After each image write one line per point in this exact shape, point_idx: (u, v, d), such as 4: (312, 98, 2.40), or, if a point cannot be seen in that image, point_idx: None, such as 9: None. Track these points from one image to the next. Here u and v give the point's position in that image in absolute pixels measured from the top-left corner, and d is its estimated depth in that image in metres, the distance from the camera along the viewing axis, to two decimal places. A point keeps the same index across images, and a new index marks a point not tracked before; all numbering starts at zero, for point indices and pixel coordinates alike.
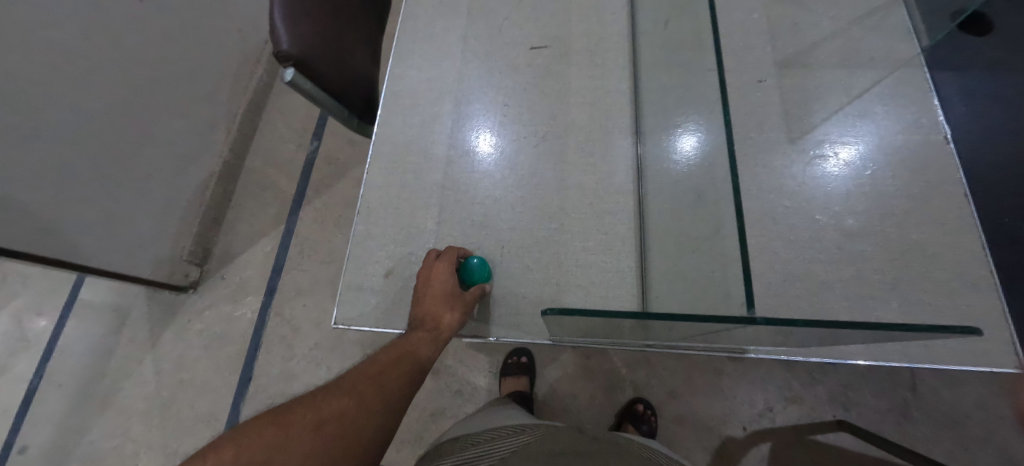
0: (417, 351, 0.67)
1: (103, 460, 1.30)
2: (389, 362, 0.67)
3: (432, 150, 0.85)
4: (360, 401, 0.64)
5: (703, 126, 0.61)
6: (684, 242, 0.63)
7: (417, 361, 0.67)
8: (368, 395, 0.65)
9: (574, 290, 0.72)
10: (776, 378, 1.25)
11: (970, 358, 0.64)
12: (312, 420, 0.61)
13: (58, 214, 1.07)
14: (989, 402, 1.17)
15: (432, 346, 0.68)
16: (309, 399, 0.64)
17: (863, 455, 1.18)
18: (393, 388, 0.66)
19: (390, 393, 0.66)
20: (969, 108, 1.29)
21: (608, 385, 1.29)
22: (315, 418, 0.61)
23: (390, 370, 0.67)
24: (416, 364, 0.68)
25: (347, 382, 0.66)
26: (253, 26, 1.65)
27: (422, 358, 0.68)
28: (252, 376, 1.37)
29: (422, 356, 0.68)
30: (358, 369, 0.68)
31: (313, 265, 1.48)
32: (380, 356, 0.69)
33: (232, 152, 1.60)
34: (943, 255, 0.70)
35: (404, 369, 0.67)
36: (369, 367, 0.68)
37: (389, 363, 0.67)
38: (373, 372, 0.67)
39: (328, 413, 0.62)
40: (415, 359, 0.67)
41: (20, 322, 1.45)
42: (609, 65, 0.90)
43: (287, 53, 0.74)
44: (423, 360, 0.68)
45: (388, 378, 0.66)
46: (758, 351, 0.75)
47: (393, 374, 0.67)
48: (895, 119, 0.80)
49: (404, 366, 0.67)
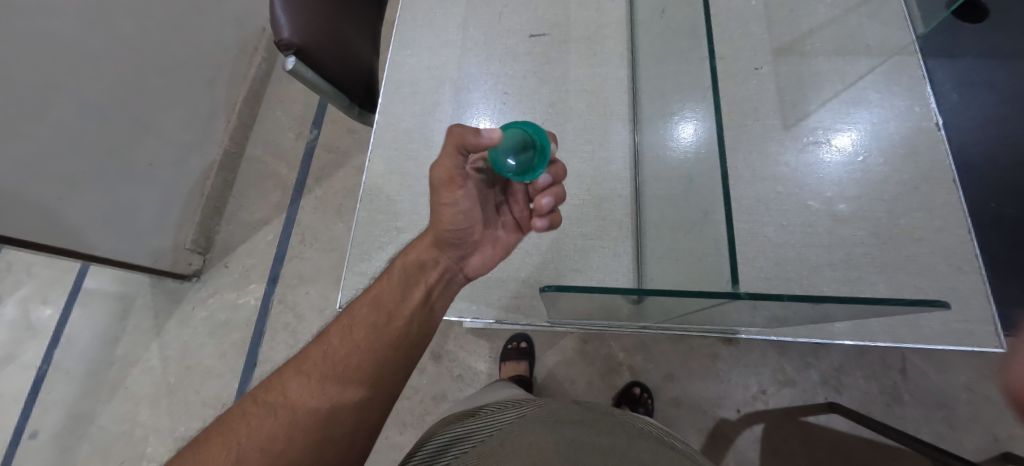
0: (381, 302, 0.65)
1: (113, 443, 1.33)
2: (336, 343, 0.62)
3: (431, 137, 0.86)
4: (295, 415, 0.56)
5: (700, 112, 0.62)
6: (677, 226, 0.65)
7: (384, 314, 0.64)
8: (306, 399, 0.57)
9: (572, 274, 0.75)
10: (769, 361, 1.28)
11: (953, 337, 0.67)
12: (235, 451, 0.53)
13: (61, 204, 1.08)
14: (977, 383, 1.20)
15: (414, 269, 0.66)
16: (230, 425, 0.55)
17: (851, 435, 1.22)
18: (343, 375, 0.60)
19: (337, 396, 0.58)
20: (962, 94, 1.31)
21: (606, 369, 1.32)
22: (239, 448, 0.53)
23: (337, 353, 0.61)
24: (382, 321, 0.64)
25: (285, 388, 0.58)
26: (251, 14, 1.64)
27: (394, 302, 0.65)
28: (257, 362, 1.39)
29: (389, 306, 0.64)
30: (302, 365, 0.61)
31: (315, 253, 1.50)
32: (325, 342, 0.63)
33: (232, 141, 1.61)
34: (930, 240, 0.72)
35: (360, 341, 0.62)
36: (317, 356, 0.61)
37: (342, 348, 0.61)
38: (310, 367, 0.60)
39: (256, 436, 0.54)
40: (378, 314, 0.64)
41: (26, 310, 1.47)
42: (607, 52, 0.91)
43: (288, 42, 0.75)
44: (397, 304, 0.65)
45: (332, 368, 0.60)
46: (749, 332, 0.77)
47: (343, 356, 0.61)
48: (889, 107, 0.81)
49: (361, 333, 0.62)
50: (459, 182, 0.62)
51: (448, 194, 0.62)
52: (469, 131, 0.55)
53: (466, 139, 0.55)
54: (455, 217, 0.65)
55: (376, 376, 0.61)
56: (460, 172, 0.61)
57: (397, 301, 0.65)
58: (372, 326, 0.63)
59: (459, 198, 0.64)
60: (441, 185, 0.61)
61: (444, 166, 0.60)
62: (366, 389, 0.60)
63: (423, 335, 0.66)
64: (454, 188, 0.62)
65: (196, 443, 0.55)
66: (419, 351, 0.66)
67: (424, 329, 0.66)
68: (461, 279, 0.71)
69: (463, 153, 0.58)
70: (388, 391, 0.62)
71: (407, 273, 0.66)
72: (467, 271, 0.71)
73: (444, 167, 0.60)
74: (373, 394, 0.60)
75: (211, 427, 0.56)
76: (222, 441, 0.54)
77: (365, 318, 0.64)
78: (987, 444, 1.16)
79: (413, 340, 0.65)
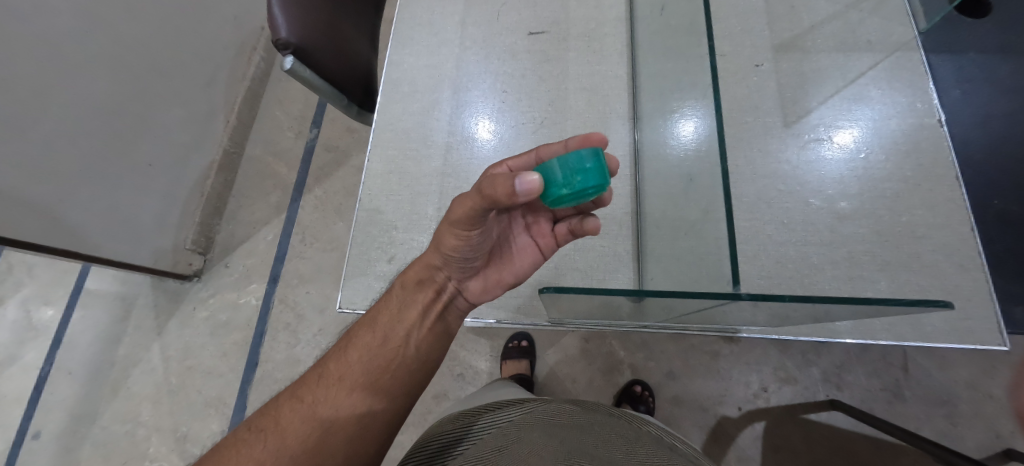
0: (378, 322, 0.65)
1: (115, 443, 1.33)
2: (331, 368, 0.64)
3: (431, 136, 0.86)
4: (286, 442, 0.58)
5: (700, 111, 0.62)
6: (678, 224, 0.65)
7: (380, 334, 0.64)
8: (297, 426, 0.60)
9: (573, 273, 0.74)
10: (771, 358, 1.28)
11: (956, 334, 0.67)
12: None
13: (62, 206, 1.09)
14: (978, 381, 1.20)
15: (413, 287, 0.64)
16: (227, 452, 0.58)
17: (853, 432, 1.22)
18: (335, 400, 0.61)
19: (328, 423, 0.60)
20: (964, 89, 1.30)
21: (607, 367, 1.32)
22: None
23: (332, 377, 0.63)
24: (377, 342, 0.64)
25: (280, 416, 0.61)
26: (249, 13, 1.63)
27: (391, 322, 0.64)
28: (258, 361, 1.39)
29: (385, 326, 0.64)
30: (296, 394, 0.63)
31: (316, 253, 1.50)
32: (322, 367, 0.65)
33: (232, 140, 1.61)
34: (932, 237, 0.72)
35: (354, 364, 0.63)
36: (311, 383, 0.64)
37: (335, 373, 0.63)
38: (304, 393, 0.63)
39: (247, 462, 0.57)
40: (374, 335, 0.64)
41: (27, 311, 1.48)
42: (607, 50, 0.90)
43: (286, 41, 0.74)
44: (394, 324, 0.64)
45: (325, 393, 0.62)
46: (751, 331, 0.77)
47: (337, 380, 0.63)
48: (891, 103, 0.81)
49: (356, 356, 0.64)
50: (474, 224, 0.54)
51: (452, 227, 0.56)
52: (500, 188, 0.45)
53: (497, 197, 0.46)
54: (459, 247, 0.59)
55: (370, 401, 0.62)
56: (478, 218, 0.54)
57: (394, 321, 0.64)
58: (367, 349, 0.64)
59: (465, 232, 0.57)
60: (452, 223, 0.54)
61: (463, 211, 0.52)
62: (358, 415, 0.61)
63: (420, 358, 0.65)
64: (467, 229, 0.55)
65: None
66: (417, 376, 0.65)
67: (422, 352, 0.65)
68: (462, 302, 0.69)
69: (487, 203, 0.49)
70: (382, 418, 0.62)
71: (406, 290, 0.65)
72: (468, 295, 0.68)
73: (461, 209, 0.52)
74: (365, 420, 0.61)
75: (212, 454, 0.60)
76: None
77: (361, 340, 0.65)
78: (989, 442, 1.16)
79: (408, 364, 0.64)
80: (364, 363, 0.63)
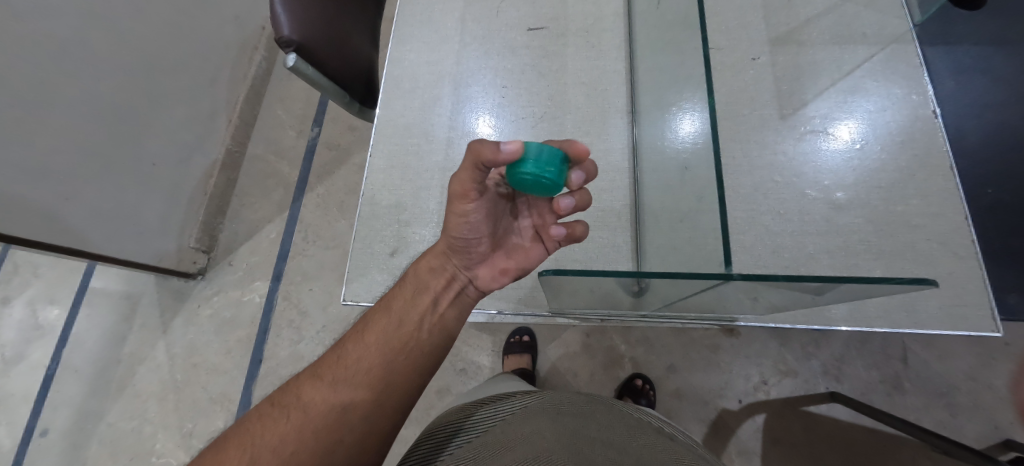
0: (392, 307, 0.66)
1: (122, 440, 1.35)
2: (348, 350, 0.65)
3: (432, 132, 0.87)
4: (307, 419, 0.59)
5: (695, 104, 0.62)
6: (674, 216, 0.66)
7: (395, 318, 0.66)
8: (316, 403, 0.60)
9: (573, 264, 0.76)
10: (770, 351, 1.29)
11: (949, 321, 0.68)
12: (249, 450, 0.56)
13: (66, 206, 1.10)
14: (977, 372, 1.21)
15: (425, 274, 0.67)
16: (247, 428, 0.59)
17: (852, 424, 1.23)
18: (354, 380, 0.62)
19: (347, 402, 0.61)
20: (959, 81, 1.30)
21: (608, 361, 1.33)
22: (253, 448, 0.56)
23: (350, 358, 0.64)
24: (392, 326, 0.65)
25: (300, 393, 0.62)
26: (249, 12, 1.65)
27: (405, 306, 0.66)
28: (263, 358, 1.41)
29: (399, 311, 0.66)
30: (313, 371, 0.64)
31: (318, 250, 1.51)
32: (340, 348, 0.66)
33: (235, 139, 1.62)
34: (926, 226, 0.73)
35: (371, 345, 0.64)
36: (330, 363, 0.65)
37: (354, 355, 0.64)
38: (323, 372, 0.64)
39: (268, 438, 0.57)
40: (388, 320, 0.66)
41: (33, 311, 1.49)
42: (605, 45, 0.91)
43: (288, 39, 0.75)
44: (408, 309, 0.66)
45: (343, 373, 0.63)
46: (748, 320, 0.77)
47: (355, 361, 0.64)
48: (886, 95, 0.82)
49: (372, 338, 0.65)
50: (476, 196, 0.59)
51: (456, 203, 0.60)
52: (487, 146, 0.50)
53: (483, 154, 0.51)
54: (463, 226, 0.62)
55: (386, 381, 0.63)
56: (475, 188, 0.58)
57: (407, 306, 0.66)
58: (383, 332, 0.65)
59: (472, 212, 0.61)
60: (454, 195, 0.59)
61: (460, 179, 0.57)
62: (375, 394, 0.62)
63: (431, 342, 0.67)
64: (466, 200, 0.59)
65: (214, 446, 0.58)
66: (430, 360, 0.67)
67: (433, 336, 0.67)
68: (472, 291, 0.70)
69: (482, 167, 0.54)
70: (396, 399, 0.63)
71: (418, 278, 0.67)
72: (477, 284, 0.70)
73: (462, 179, 0.57)
74: (383, 399, 0.62)
75: (230, 430, 0.60)
76: (239, 442, 0.57)
77: (378, 324, 0.66)
78: (988, 432, 1.17)
79: (421, 348, 0.66)
80: (381, 346, 0.64)
